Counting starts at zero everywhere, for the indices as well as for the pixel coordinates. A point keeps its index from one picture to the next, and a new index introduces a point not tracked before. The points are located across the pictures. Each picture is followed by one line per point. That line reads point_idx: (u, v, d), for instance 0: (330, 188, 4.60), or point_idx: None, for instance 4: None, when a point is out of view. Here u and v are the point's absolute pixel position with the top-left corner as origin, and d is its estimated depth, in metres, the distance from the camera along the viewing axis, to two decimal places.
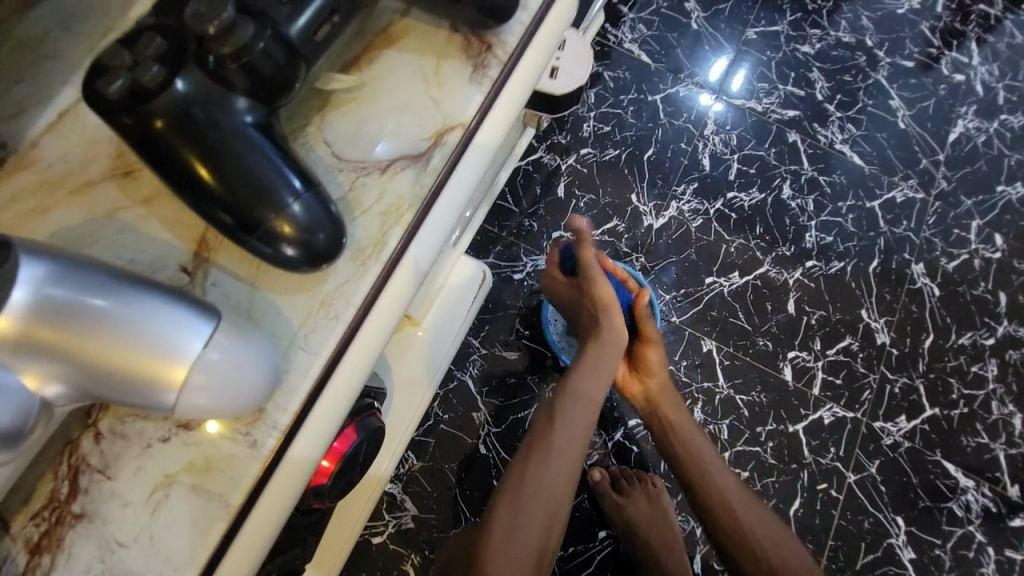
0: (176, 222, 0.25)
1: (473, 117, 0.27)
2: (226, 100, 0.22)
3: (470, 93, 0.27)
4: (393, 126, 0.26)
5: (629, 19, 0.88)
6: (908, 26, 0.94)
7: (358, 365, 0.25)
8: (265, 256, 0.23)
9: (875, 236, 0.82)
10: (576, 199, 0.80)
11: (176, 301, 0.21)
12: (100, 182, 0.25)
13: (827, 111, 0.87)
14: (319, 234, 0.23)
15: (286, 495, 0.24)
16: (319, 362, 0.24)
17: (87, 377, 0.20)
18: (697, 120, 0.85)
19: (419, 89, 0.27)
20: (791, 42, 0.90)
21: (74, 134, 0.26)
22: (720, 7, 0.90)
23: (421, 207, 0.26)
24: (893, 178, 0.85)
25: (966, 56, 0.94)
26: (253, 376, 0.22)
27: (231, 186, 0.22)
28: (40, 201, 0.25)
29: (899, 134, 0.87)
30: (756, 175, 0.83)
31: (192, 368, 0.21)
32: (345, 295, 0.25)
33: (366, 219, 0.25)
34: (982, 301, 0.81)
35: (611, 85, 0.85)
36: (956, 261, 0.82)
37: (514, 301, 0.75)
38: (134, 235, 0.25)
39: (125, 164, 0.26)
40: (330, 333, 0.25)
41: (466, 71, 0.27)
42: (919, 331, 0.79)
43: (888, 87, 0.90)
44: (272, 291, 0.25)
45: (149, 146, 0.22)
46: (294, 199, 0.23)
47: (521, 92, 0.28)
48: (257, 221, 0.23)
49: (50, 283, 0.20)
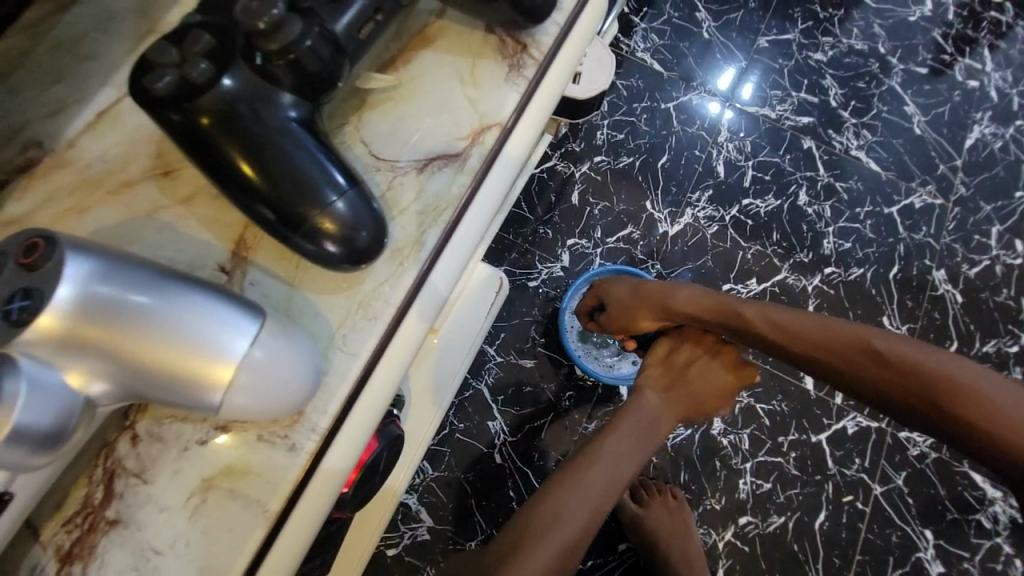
0: (214, 221, 0.25)
1: (510, 116, 0.27)
2: (272, 96, 0.22)
3: (507, 91, 0.27)
4: (430, 126, 0.26)
5: (640, 28, 0.88)
6: (920, 34, 0.94)
7: (397, 366, 0.25)
8: (307, 253, 0.23)
9: (894, 242, 0.81)
10: (590, 206, 0.79)
11: (218, 299, 0.21)
12: (139, 182, 0.25)
13: (841, 117, 0.87)
14: (362, 233, 0.23)
15: (324, 498, 0.23)
16: (358, 364, 0.24)
17: (132, 375, 0.20)
18: (710, 127, 0.85)
19: (456, 89, 0.27)
20: (804, 51, 0.90)
21: (112, 132, 0.26)
22: (731, 16, 0.91)
23: (460, 206, 0.26)
24: (910, 184, 0.84)
25: (979, 63, 0.94)
26: (297, 376, 0.22)
27: (275, 183, 0.22)
28: (78, 199, 0.25)
29: (915, 140, 0.87)
30: (772, 181, 0.83)
31: (237, 367, 0.20)
32: (384, 295, 0.25)
33: (404, 219, 0.25)
34: (1005, 308, 0.79)
35: (625, 93, 0.85)
36: (977, 267, 0.81)
37: (529, 308, 0.75)
38: (172, 234, 0.25)
39: (163, 164, 0.26)
40: (368, 332, 0.24)
41: (502, 70, 0.27)
42: (942, 339, 0.77)
43: (902, 94, 0.89)
44: (310, 291, 0.25)
45: (195, 144, 0.22)
46: (337, 196, 0.23)
47: (557, 90, 0.28)
48: (300, 219, 0.22)
49: (95, 280, 0.19)
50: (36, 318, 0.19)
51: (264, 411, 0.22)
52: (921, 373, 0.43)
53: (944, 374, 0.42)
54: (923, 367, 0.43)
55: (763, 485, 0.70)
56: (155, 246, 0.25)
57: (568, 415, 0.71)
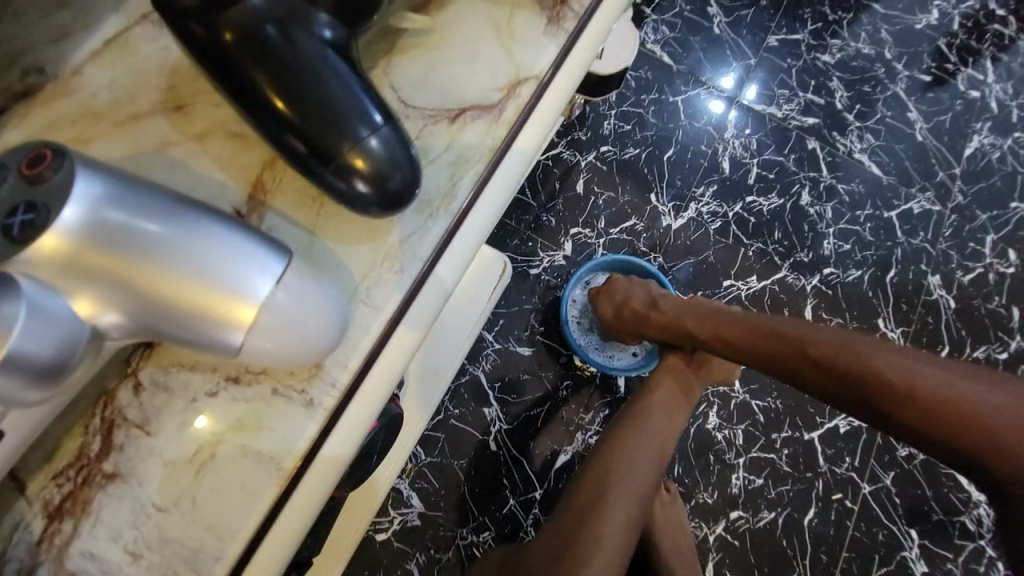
0: (228, 162, 0.25)
1: (546, 71, 0.26)
2: (310, 13, 0.21)
3: (544, 45, 0.26)
4: (463, 74, 0.26)
5: (652, 19, 0.88)
6: (925, 42, 0.95)
7: (420, 323, 0.24)
8: (336, 192, 0.22)
9: (892, 246, 0.82)
10: (594, 196, 0.79)
11: (240, 233, 0.20)
12: (148, 116, 0.25)
13: (845, 120, 0.87)
14: (395, 175, 0.22)
15: (339, 463, 0.23)
16: (381, 317, 0.24)
17: (146, 309, 0.19)
18: (717, 123, 0.84)
19: (490, 38, 0.26)
20: (813, 52, 0.90)
21: (122, 64, 0.26)
22: (742, 13, 0.90)
23: (490, 162, 0.25)
24: (910, 189, 0.85)
25: (982, 73, 0.95)
26: (323, 320, 0.21)
27: (306, 114, 0.21)
28: (84, 130, 0.25)
29: (917, 146, 0.87)
30: (775, 180, 0.83)
31: (261, 308, 0.19)
32: (409, 248, 0.24)
33: (434, 168, 0.25)
34: (996, 316, 0.81)
35: (633, 84, 0.84)
36: (971, 274, 0.82)
37: (529, 296, 0.74)
38: (184, 173, 0.25)
39: (175, 99, 0.26)
40: (391, 286, 0.24)
41: (540, 22, 0.26)
42: (934, 343, 0.78)
43: (906, 100, 0.90)
44: (332, 241, 0.24)
45: (218, 63, 0.21)
46: (371, 132, 0.22)
47: (594, 50, 0.27)
48: (331, 152, 0.21)
49: (107, 204, 0.18)
50: (42, 238, 0.18)
51: (286, 358, 0.21)
52: (921, 396, 0.42)
53: (946, 399, 0.42)
54: (921, 388, 0.42)
55: (754, 481, 0.71)
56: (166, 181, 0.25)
57: (564, 404, 0.71)
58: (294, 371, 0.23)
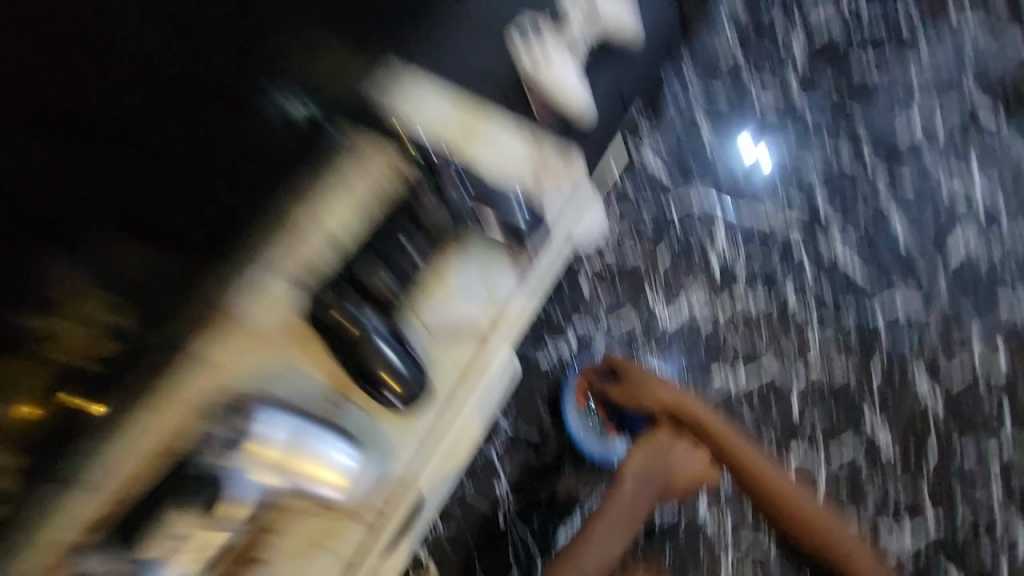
0: (319, 369, 0.49)
1: (485, 327, 0.55)
2: (371, 314, 0.49)
3: (485, 312, 0.55)
4: (445, 326, 0.54)
5: (652, 141, 1.03)
6: (910, 155, 1.05)
7: (417, 451, 0.52)
8: (377, 395, 0.50)
9: (877, 349, 0.88)
10: (597, 296, 0.91)
11: (335, 437, 0.47)
12: (278, 343, 0.49)
13: (830, 230, 0.97)
14: (409, 389, 0.50)
15: (372, 518, 0.50)
16: (405, 450, 0.52)
17: (289, 471, 0.45)
18: (709, 232, 0.96)
19: (459, 307, 0.54)
20: (797, 166, 1.02)
21: (267, 310, 0.49)
22: (732, 136, 1.04)
23: (459, 374, 0.54)
24: (895, 295, 0.92)
25: (969, 183, 1.03)
26: (366, 465, 0.48)
27: (365, 362, 0.49)
28: (236, 350, 0.48)
29: (900, 250, 0.96)
30: (763, 285, 0.93)
31: (339, 473, 0.46)
32: (417, 421, 0.52)
33: (433, 376, 0.53)
34: (988, 420, 0.85)
35: (634, 198, 0.98)
36: (959, 378, 0.87)
37: (538, 384, 0.85)
38: (296, 374, 0.49)
39: (295, 333, 0.50)
40: (407, 438, 0.52)
41: (486, 299, 0.55)
42: (922, 444, 0.83)
43: (889, 211, 0.99)
44: (378, 415, 0.51)
45: (326, 335, 0.49)
46: (399, 368, 0.49)
47: (511, 316, 0.58)
48: (377, 380, 0.49)
49: (284, 432, 0.45)
50: (258, 449, 0.45)
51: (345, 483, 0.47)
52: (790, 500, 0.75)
53: (797, 501, 0.75)
54: (790, 495, 0.75)
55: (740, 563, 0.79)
56: (284, 378, 0.49)
57: (565, 480, 0.81)
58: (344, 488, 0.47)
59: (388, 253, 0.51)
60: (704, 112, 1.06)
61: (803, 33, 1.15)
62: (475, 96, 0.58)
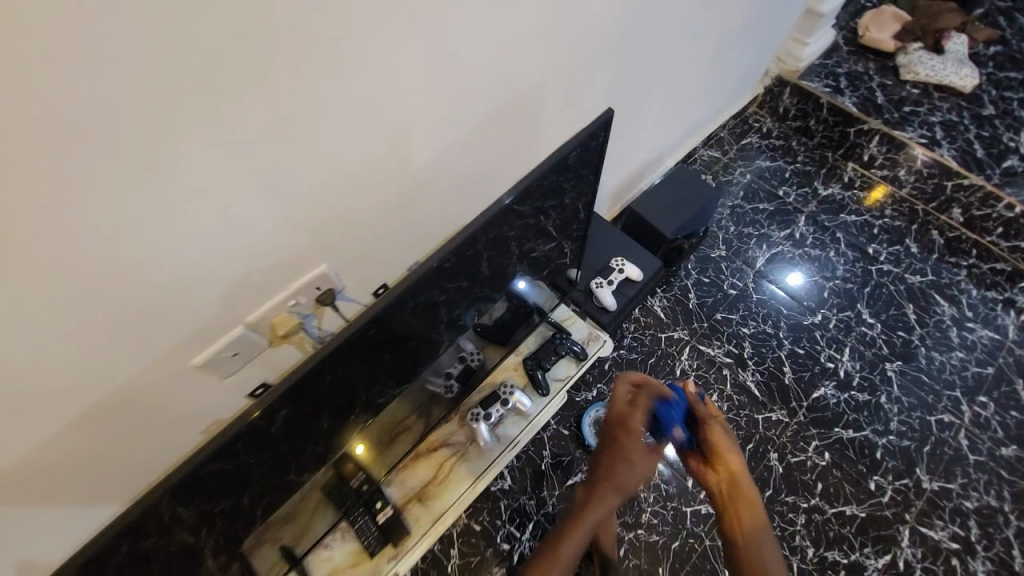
0: (521, 380, 1.39)
1: (575, 370, 1.42)
2: (539, 364, 1.39)
3: (576, 365, 1.42)
4: (561, 370, 1.41)
5: (660, 293, 1.90)
6: (808, 331, 1.84)
7: (545, 412, 1.38)
8: (537, 389, 1.37)
9: (754, 432, 1.67)
10: (612, 371, 1.77)
11: (525, 399, 1.34)
12: (509, 371, 1.40)
13: (748, 362, 1.78)
14: (547, 387, 1.37)
15: (527, 433, 1.35)
16: (541, 411, 1.37)
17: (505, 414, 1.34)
18: (679, 350, 1.81)
19: (567, 364, 1.42)
20: (739, 326, 1.84)
21: (509, 361, 1.41)
22: (707, 299, 1.89)
23: (564, 386, 1.40)
24: (773, 406, 1.71)
25: (841, 354, 1.80)
26: (533, 410, 1.35)
27: (536, 378, 1.37)
28: (499, 373, 1.40)
29: (784, 385, 1.74)
30: (702, 384, 1.74)
31: (524, 414, 1.35)
32: (548, 401, 1.38)
33: (555, 386, 1.39)
34: (806, 483, 1.60)
35: (643, 324, 1.85)
36: (797, 458, 1.63)
37: (572, 408, 1.71)
38: (514, 381, 1.39)
39: (515, 368, 1.41)
40: (544, 405, 1.37)
41: (576, 361, 1.43)
42: (765, 486, 1.59)
43: (785, 359, 1.79)
44: (535, 396, 1.37)
45: (525, 369, 1.39)
46: (545, 380, 1.37)
47: (585, 365, 1.43)
48: (538, 384, 1.37)
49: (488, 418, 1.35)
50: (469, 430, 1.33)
51: (525, 417, 1.35)
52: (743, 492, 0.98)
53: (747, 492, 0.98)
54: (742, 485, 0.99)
55: (654, 520, 1.54)
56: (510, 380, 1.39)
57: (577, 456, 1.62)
58: (527, 418, 1.35)
59: (546, 345, 1.42)
60: (693, 285, 1.92)
61: (763, 248, 2.01)
62: (577, 295, 1.54)
